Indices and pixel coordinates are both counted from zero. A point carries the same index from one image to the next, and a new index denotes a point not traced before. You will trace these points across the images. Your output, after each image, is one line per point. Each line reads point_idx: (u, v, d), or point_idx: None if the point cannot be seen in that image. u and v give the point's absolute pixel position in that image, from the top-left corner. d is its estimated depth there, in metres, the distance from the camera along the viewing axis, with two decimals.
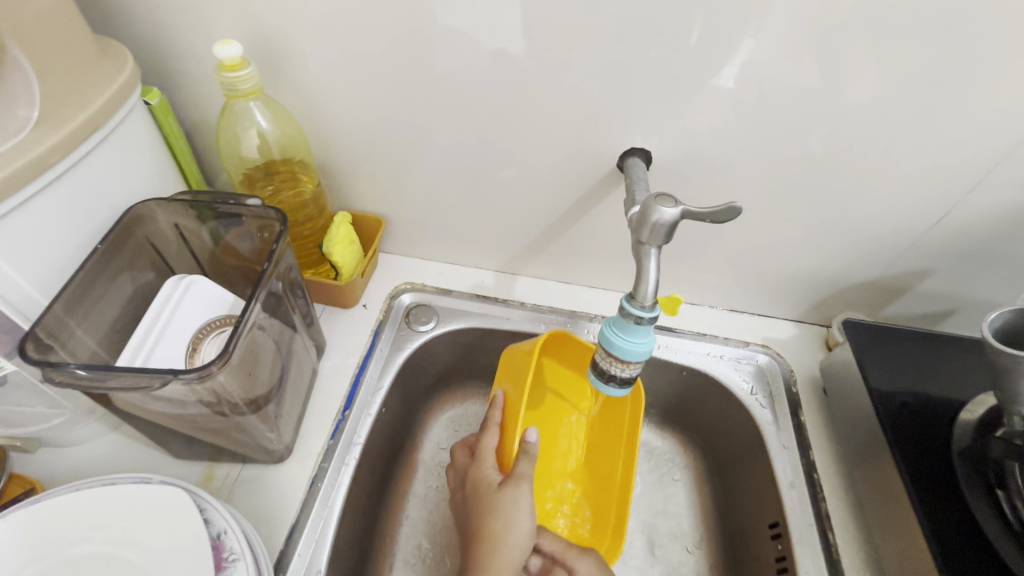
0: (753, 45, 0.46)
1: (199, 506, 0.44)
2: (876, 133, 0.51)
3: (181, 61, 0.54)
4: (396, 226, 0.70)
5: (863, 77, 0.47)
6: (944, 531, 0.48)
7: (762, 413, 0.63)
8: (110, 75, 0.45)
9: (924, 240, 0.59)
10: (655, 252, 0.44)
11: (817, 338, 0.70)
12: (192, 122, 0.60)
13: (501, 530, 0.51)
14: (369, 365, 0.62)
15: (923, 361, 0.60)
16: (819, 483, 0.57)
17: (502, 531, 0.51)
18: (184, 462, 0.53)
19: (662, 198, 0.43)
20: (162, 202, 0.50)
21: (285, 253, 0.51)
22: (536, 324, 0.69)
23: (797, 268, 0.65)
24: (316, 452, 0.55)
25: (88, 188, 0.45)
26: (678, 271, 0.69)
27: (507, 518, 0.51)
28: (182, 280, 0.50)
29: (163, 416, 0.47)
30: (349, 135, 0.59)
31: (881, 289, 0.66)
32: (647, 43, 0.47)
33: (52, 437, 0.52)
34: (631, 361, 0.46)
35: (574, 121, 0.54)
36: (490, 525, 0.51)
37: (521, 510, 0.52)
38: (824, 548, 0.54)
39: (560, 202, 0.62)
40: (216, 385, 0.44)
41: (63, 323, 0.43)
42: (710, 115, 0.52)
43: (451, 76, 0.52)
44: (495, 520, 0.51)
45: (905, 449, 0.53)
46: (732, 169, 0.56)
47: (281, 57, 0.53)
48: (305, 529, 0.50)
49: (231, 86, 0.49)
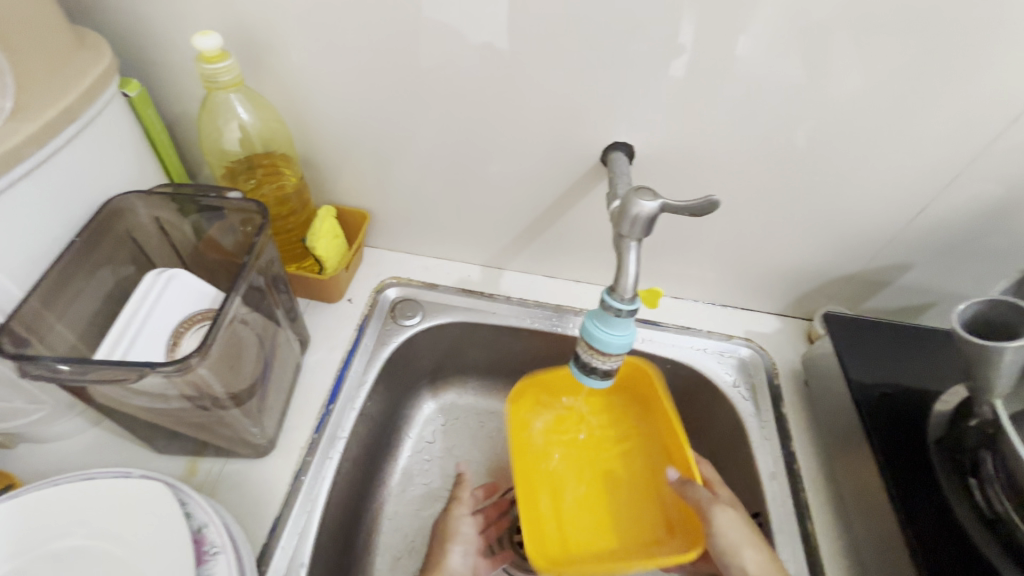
0: (732, 40, 0.46)
1: (181, 500, 0.43)
2: (855, 128, 0.51)
3: (161, 53, 0.53)
4: (381, 220, 0.70)
5: (841, 71, 0.47)
6: (918, 519, 0.49)
7: (745, 406, 0.63)
8: (86, 65, 0.44)
9: (902, 234, 0.60)
10: (635, 246, 0.44)
11: (800, 331, 0.71)
12: (174, 115, 0.59)
13: (443, 546, 0.59)
14: (354, 359, 0.62)
15: (901, 353, 0.61)
16: (799, 474, 0.58)
17: (442, 549, 0.59)
18: (167, 456, 0.53)
19: (642, 191, 0.43)
20: (141, 195, 0.50)
21: (267, 246, 0.51)
22: (522, 318, 0.70)
23: (780, 262, 0.66)
24: (299, 446, 0.55)
25: (65, 180, 0.44)
26: (663, 265, 0.69)
27: (450, 535, 0.60)
28: (162, 274, 0.49)
29: (144, 411, 0.47)
30: (333, 128, 0.59)
31: (862, 282, 0.67)
32: (630, 37, 0.48)
33: (32, 432, 0.51)
34: (613, 354, 0.47)
35: (557, 116, 0.54)
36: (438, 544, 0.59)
37: (460, 524, 0.60)
38: (804, 538, 0.54)
39: (545, 196, 0.63)
40: (196, 379, 0.44)
41: (40, 316, 0.43)
42: (692, 110, 0.52)
43: (434, 69, 0.52)
44: (439, 537, 0.60)
45: (882, 439, 0.54)
46: (715, 163, 0.56)
47: (263, 49, 0.52)
48: (289, 522, 0.51)
49: (211, 78, 0.48)
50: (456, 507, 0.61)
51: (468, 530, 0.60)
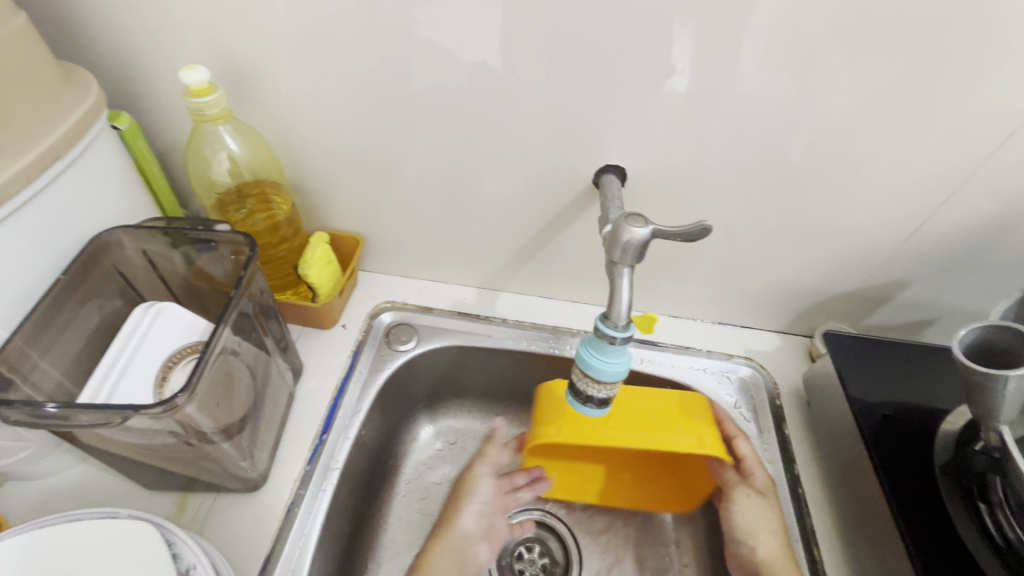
0: (721, 61, 0.46)
1: (168, 540, 0.42)
2: (849, 144, 0.51)
3: (150, 86, 0.53)
4: (375, 245, 0.70)
5: (829, 91, 0.47)
6: (926, 546, 0.48)
7: (746, 427, 0.62)
8: (74, 101, 0.44)
9: (901, 250, 0.59)
10: (628, 272, 0.44)
11: (800, 349, 0.70)
12: (165, 145, 0.59)
13: (455, 508, 0.61)
14: (347, 388, 0.61)
15: (903, 372, 0.60)
16: (804, 498, 0.57)
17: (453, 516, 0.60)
18: (156, 492, 0.52)
19: (633, 217, 0.43)
20: (129, 229, 0.50)
21: (256, 276, 0.50)
22: (518, 341, 0.69)
23: (778, 279, 0.65)
24: (292, 479, 0.54)
25: (51, 216, 0.44)
26: (660, 284, 0.68)
27: (467, 496, 0.61)
28: (150, 307, 0.49)
29: (130, 448, 0.46)
30: (324, 156, 0.59)
31: (862, 299, 0.66)
32: (618, 60, 0.48)
33: (19, 471, 0.51)
34: (607, 381, 0.46)
35: (547, 139, 0.54)
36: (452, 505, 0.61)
37: (479, 484, 0.62)
38: (810, 564, 0.53)
39: (539, 217, 0.62)
40: (183, 416, 0.43)
41: (24, 355, 0.42)
42: (683, 130, 0.52)
43: (425, 95, 0.52)
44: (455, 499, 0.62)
45: (887, 463, 0.53)
46: (707, 183, 0.56)
47: (252, 79, 0.53)
48: (280, 560, 0.49)
49: (198, 111, 0.48)
50: (477, 465, 0.63)
51: (467, 525, 0.60)
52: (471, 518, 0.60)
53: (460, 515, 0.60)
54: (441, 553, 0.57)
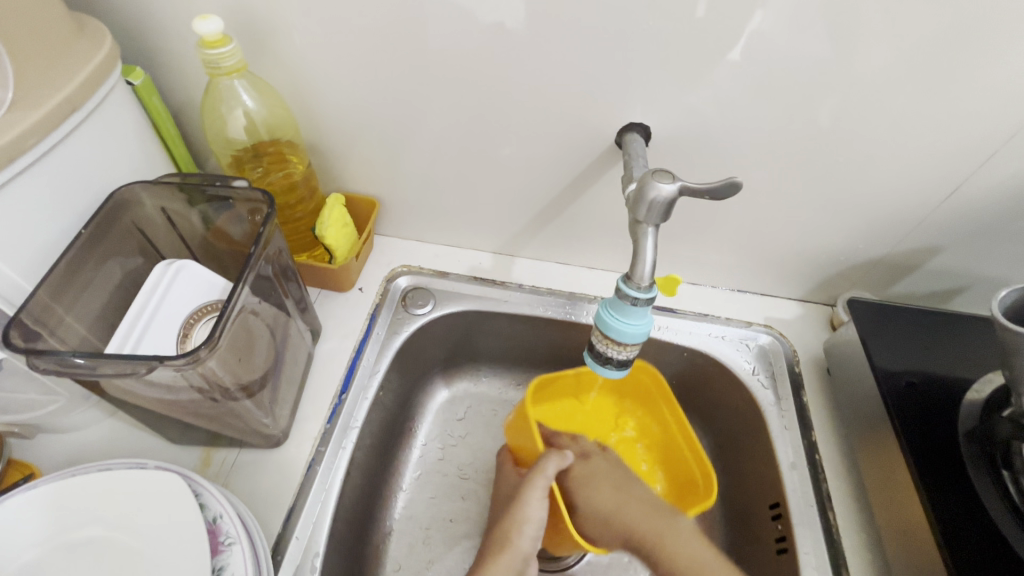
0: (753, 14, 0.44)
1: (195, 491, 0.43)
2: (887, 102, 0.48)
3: (161, 40, 0.52)
4: (390, 208, 0.69)
5: (867, 46, 0.45)
6: (951, 516, 0.47)
7: (764, 394, 0.62)
8: (87, 53, 0.43)
9: (933, 215, 0.57)
10: (653, 232, 0.43)
11: (821, 318, 0.69)
12: (179, 102, 0.59)
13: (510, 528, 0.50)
14: (366, 349, 0.62)
15: (929, 340, 0.59)
16: (820, 466, 0.57)
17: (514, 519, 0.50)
18: (182, 447, 0.54)
19: (659, 173, 0.41)
20: (146, 184, 0.49)
21: (274, 235, 0.50)
22: (534, 306, 0.68)
23: (802, 246, 0.64)
24: (313, 437, 0.55)
25: (69, 171, 0.44)
26: (680, 250, 0.67)
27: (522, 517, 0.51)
28: (170, 264, 0.49)
29: (155, 403, 0.47)
30: (340, 114, 0.58)
31: (888, 267, 0.64)
32: (645, 11, 0.45)
33: (49, 424, 0.52)
34: (628, 343, 0.46)
35: (568, 95, 0.52)
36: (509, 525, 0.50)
37: (536, 507, 0.51)
38: (825, 529, 0.53)
39: (557, 180, 0.61)
40: (206, 371, 0.43)
41: (49, 309, 0.43)
42: (710, 88, 0.49)
43: (439, 50, 0.50)
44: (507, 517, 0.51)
45: (911, 430, 0.52)
46: (736, 144, 0.54)
47: (265, 32, 0.51)
48: (303, 513, 0.50)
49: (214, 63, 0.47)
50: (533, 482, 0.52)
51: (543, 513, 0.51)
52: (531, 538, 0.50)
53: (518, 534, 0.50)
54: (501, 561, 0.49)
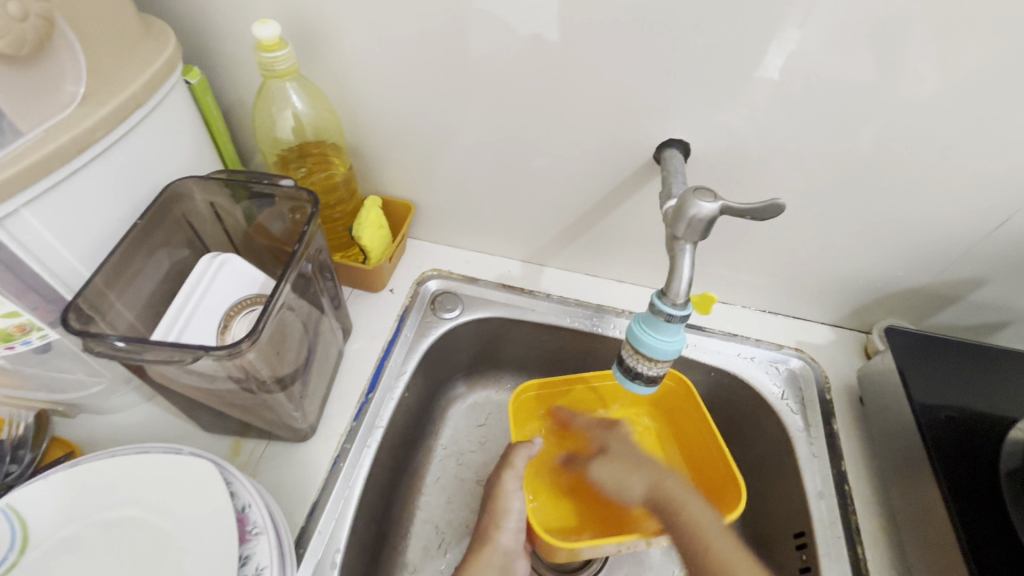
0: (800, 38, 0.44)
1: (226, 479, 0.44)
2: (935, 130, 0.47)
3: (218, 42, 0.54)
4: (425, 213, 0.70)
5: (917, 73, 0.44)
6: (989, 561, 0.45)
7: (793, 419, 0.61)
8: (153, 52, 0.46)
9: (979, 246, 0.56)
10: (690, 249, 0.43)
11: (855, 345, 0.68)
12: (230, 102, 0.61)
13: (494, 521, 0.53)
14: (393, 350, 0.63)
15: (970, 375, 0.57)
16: (850, 496, 0.56)
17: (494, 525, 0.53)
18: (214, 436, 0.55)
19: (701, 191, 0.41)
20: (198, 179, 0.51)
21: (316, 236, 0.52)
22: (560, 317, 0.68)
23: (838, 270, 0.62)
24: (339, 433, 0.56)
25: (129, 164, 0.46)
26: (712, 268, 0.66)
27: (502, 511, 0.53)
28: (215, 258, 0.51)
29: (194, 390, 0.49)
30: (383, 119, 0.59)
31: (928, 296, 0.62)
32: (690, 32, 0.45)
33: (92, 404, 0.54)
34: (659, 360, 0.45)
35: (607, 110, 0.52)
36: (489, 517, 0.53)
37: (512, 498, 0.54)
38: (853, 562, 0.52)
39: (592, 193, 0.61)
40: (245, 363, 0.44)
41: (102, 295, 0.45)
42: (752, 108, 0.49)
43: (483, 61, 0.51)
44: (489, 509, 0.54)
45: (949, 467, 0.50)
46: (775, 165, 0.53)
47: (316, 39, 0.53)
48: (325, 508, 0.51)
49: (268, 66, 0.49)
50: (505, 478, 0.54)
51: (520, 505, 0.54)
52: (511, 535, 0.53)
53: (499, 530, 0.52)
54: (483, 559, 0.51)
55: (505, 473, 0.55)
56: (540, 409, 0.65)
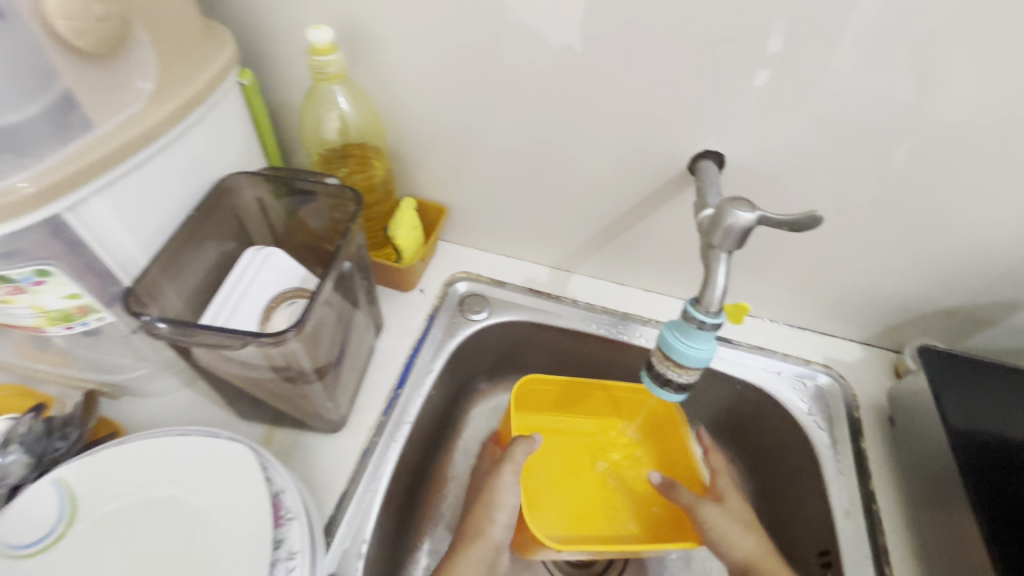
0: (841, 54, 0.44)
1: (262, 465, 0.46)
2: (976, 149, 0.47)
3: (270, 46, 0.57)
4: (456, 216, 0.71)
5: (960, 92, 0.44)
6: None
7: (819, 436, 0.60)
8: (212, 53, 0.48)
9: (1019, 268, 0.55)
10: (726, 257, 0.43)
11: (884, 363, 0.67)
12: (276, 103, 0.63)
13: (484, 514, 0.51)
14: (422, 349, 0.64)
15: (1004, 398, 0.56)
16: (877, 515, 0.55)
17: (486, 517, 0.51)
18: (248, 423, 0.57)
19: (739, 201, 0.42)
20: (247, 176, 0.54)
21: (357, 233, 0.53)
22: (586, 323, 0.69)
23: (871, 288, 0.62)
24: (367, 427, 0.57)
25: (187, 159, 0.48)
26: (741, 280, 0.66)
27: (496, 504, 0.52)
28: (260, 251, 0.53)
29: (235, 377, 0.50)
30: (422, 123, 0.61)
31: (963, 317, 0.61)
32: (731, 46, 0.46)
33: (135, 387, 0.56)
34: (690, 367, 0.46)
35: (645, 121, 0.53)
36: (481, 510, 0.51)
37: (504, 491, 0.52)
38: None
39: (624, 201, 0.62)
40: (287, 352, 0.46)
41: (157, 283, 0.47)
42: (790, 122, 0.50)
43: (525, 70, 0.52)
44: (483, 502, 0.52)
45: (983, 494, 0.50)
46: (810, 179, 0.53)
47: (363, 45, 0.55)
48: (354, 499, 0.52)
49: (320, 69, 0.51)
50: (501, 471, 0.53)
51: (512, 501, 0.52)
52: (501, 527, 0.51)
53: (490, 523, 0.51)
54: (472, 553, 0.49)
55: (504, 469, 0.53)
56: (546, 401, 0.66)
